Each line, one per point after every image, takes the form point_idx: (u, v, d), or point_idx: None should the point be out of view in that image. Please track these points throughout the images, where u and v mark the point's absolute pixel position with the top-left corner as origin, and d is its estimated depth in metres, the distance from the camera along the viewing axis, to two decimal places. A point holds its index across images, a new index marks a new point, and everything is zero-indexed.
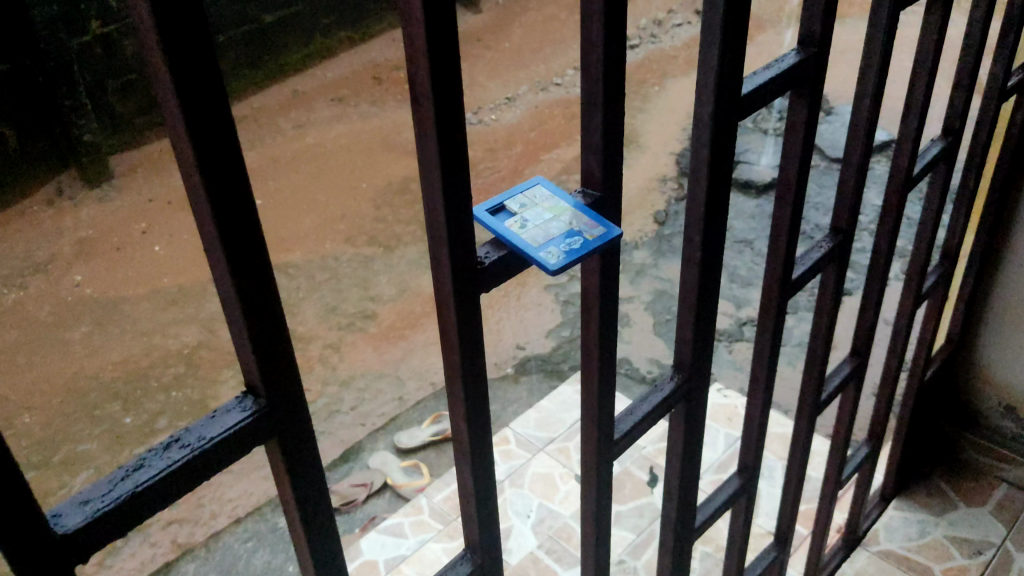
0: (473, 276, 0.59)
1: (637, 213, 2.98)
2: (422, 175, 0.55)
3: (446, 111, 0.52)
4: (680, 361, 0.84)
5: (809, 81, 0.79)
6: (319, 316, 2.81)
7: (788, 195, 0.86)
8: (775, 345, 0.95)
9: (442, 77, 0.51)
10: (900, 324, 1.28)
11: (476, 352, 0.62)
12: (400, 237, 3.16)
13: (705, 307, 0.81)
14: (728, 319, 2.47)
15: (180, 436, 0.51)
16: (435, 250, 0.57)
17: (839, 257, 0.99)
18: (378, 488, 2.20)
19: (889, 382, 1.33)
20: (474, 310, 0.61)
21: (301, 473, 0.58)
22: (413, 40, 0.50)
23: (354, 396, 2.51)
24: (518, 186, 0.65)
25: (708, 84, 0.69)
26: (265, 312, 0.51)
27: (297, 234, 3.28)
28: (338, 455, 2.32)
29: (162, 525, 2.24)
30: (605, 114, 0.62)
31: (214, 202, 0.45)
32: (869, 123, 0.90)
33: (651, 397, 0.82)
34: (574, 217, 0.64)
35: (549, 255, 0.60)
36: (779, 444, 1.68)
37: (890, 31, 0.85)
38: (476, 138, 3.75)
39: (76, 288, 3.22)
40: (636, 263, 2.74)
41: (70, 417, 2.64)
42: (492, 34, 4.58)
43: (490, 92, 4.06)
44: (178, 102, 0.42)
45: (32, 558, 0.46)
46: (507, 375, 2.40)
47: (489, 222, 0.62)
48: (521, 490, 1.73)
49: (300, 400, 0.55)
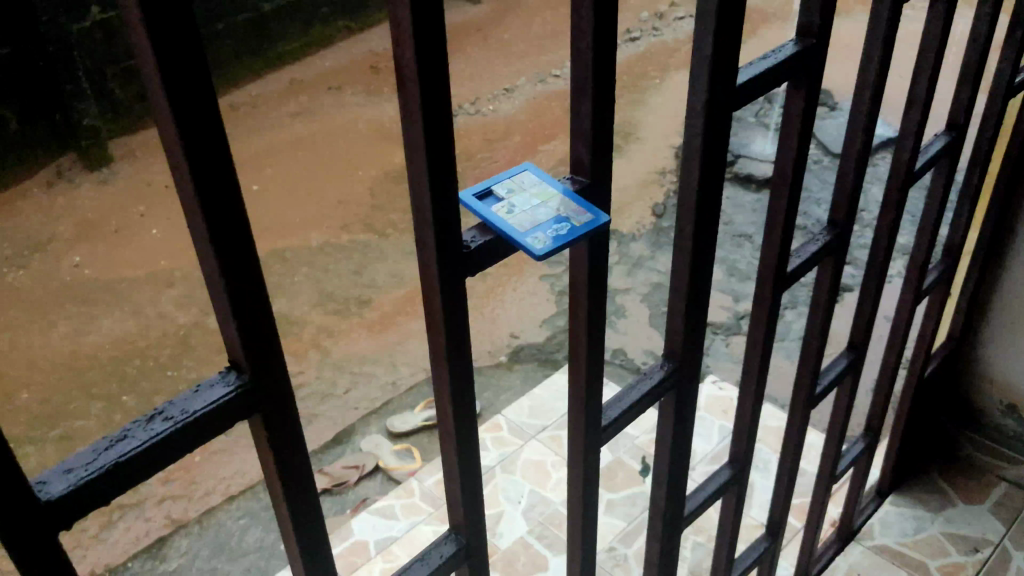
0: (458, 260, 0.60)
1: (635, 206, 2.97)
2: (409, 154, 0.55)
3: (431, 85, 0.52)
4: (670, 350, 0.83)
5: (806, 72, 0.78)
6: (315, 300, 2.81)
7: (783, 188, 0.85)
8: (769, 338, 0.95)
9: (428, 60, 0.51)
10: (899, 321, 1.27)
11: (461, 331, 0.63)
12: (396, 224, 3.16)
13: (696, 295, 0.81)
14: (724, 313, 2.47)
15: (164, 409, 0.51)
16: (421, 233, 0.58)
17: (837, 250, 0.98)
18: (370, 470, 2.17)
19: (886, 384, 1.33)
20: (461, 292, 0.61)
21: (286, 448, 0.58)
22: (399, 21, 0.50)
23: (347, 379, 2.50)
24: (505, 170, 0.66)
25: (701, 75, 0.69)
26: (247, 283, 0.51)
27: (294, 219, 3.28)
28: (329, 440, 2.31)
29: (157, 501, 2.23)
30: (594, 101, 0.62)
31: (193, 165, 0.45)
32: (870, 115, 0.89)
33: (641, 384, 0.82)
34: (563, 204, 0.65)
35: (535, 242, 0.61)
36: (773, 438, 1.67)
37: (891, 23, 0.84)
38: (474, 125, 3.74)
39: (74, 270, 3.21)
40: (633, 255, 2.74)
41: (65, 397, 2.63)
42: (492, 24, 4.57)
43: (488, 83, 4.05)
44: (157, 66, 0.42)
45: (17, 526, 0.46)
46: (500, 362, 2.39)
47: (476, 206, 0.63)
48: (512, 477, 1.72)
49: (283, 375, 0.55)
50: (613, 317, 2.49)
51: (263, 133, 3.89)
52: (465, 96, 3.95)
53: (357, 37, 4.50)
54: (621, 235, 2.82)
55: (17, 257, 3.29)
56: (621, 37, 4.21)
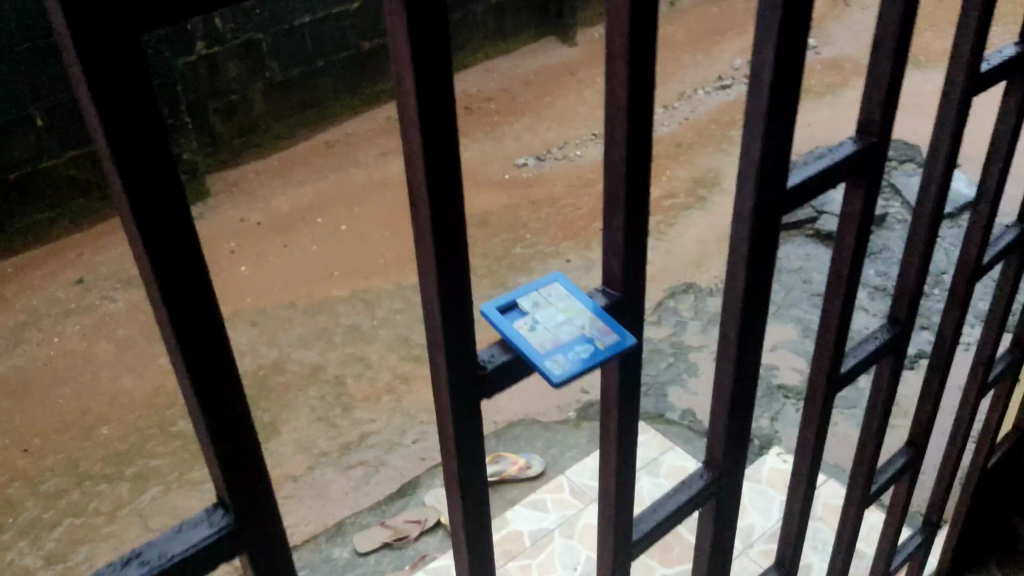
0: (469, 350, 0.61)
1: (714, 260, 2.93)
2: (416, 210, 0.54)
3: (434, 131, 0.51)
4: (710, 459, 0.85)
5: (870, 167, 0.79)
6: (391, 345, 2.81)
7: (839, 286, 0.86)
8: (818, 444, 0.96)
9: (429, 108, 0.50)
10: (962, 416, 1.26)
11: (467, 386, 0.62)
12: (476, 269, 3.14)
13: (738, 404, 0.82)
14: (797, 376, 2.43)
15: (142, 551, 0.57)
16: (434, 356, 0.61)
17: (896, 349, 1.00)
18: (432, 525, 2.14)
19: (943, 483, 1.32)
20: (466, 345, 0.60)
21: (263, 553, 0.63)
22: (401, 75, 0.49)
23: (418, 430, 2.49)
24: (535, 282, 0.67)
25: (749, 175, 0.70)
26: (193, 301, 0.50)
27: (377, 257, 3.27)
28: (395, 490, 2.30)
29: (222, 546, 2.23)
30: (626, 151, 0.61)
31: (129, 190, 0.45)
32: (932, 216, 0.93)
33: (679, 494, 0.84)
34: (594, 318, 0.66)
35: (554, 365, 0.62)
36: (828, 514, 1.72)
37: (959, 117, 0.88)
38: (561, 171, 3.70)
39: None
40: (711, 310, 2.70)
41: (143, 432, 2.60)
42: (586, 67, 4.52)
43: (577, 126, 4.01)
44: (92, 94, 0.42)
45: None
46: (569, 420, 2.34)
47: (500, 322, 0.64)
48: (572, 542, 1.68)
49: (268, 505, 0.61)
50: (685, 375, 2.45)
51: (353, 167, 3.84)
52: (553, 141, 3.92)
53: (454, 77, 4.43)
54: (697, 288, 2.79)
55: (110, 289, 3.23)
56: (712, 84, 4.15)
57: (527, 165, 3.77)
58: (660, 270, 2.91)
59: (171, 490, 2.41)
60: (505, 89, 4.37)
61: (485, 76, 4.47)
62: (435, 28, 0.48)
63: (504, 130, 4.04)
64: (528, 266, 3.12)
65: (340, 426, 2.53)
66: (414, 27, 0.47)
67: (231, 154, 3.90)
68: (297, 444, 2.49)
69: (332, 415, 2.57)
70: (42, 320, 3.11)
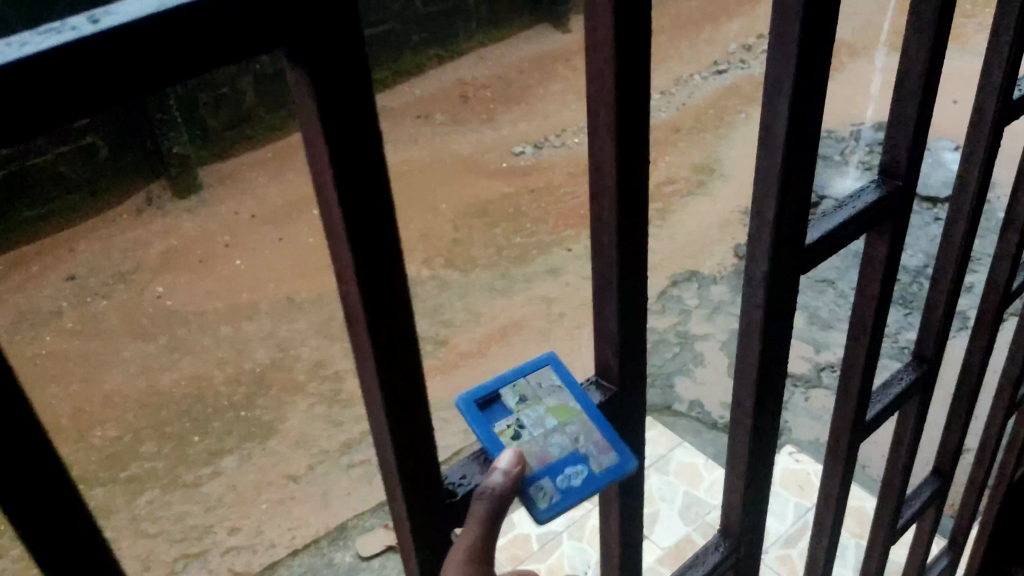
0: (436, 479, 0.54)
1: (715, 247, 2.88)
2: (341, 293, 0.45)
3: (360, 205, 0.42)
4: (728, 528, 0.86)
5: (895, 213, 0.78)
6: None
7: (862, 339, 0.86)
8: (840, 500, 0.96)
9: (353, 186, 0.41)
10: (990, 436, 1.34)
11: (429, 494, 0.54)
12: (477, 260, 3.09)
13: (755, 472, 0.82)
14: (805, 363, 2.43)
15: None
16: (393, 496, 0.54)
17: (922, 389, 1.02)
18: None
19: (967, 507, 1.41)
20: (427, 440, 0.52)
21: None
22: (313, 153, 0.40)
23: None
24: (524, 365, 0.64)
25: (763, 235, 0.68)
26: (36, 471, 0.37)
27: None
28: None
29: (220, 552, 2.17)
30: (618, 197, 0.56)
31: None
32: (960, 250, 0.96)
33: (701, 562, 0.84)
34: (585, 428, 0.63)
35: (539, 499, 0.59)
36: (854, 523, 1.74)
37: (989, 149, 0.89)
38: (560, 160, 3.64)
39: (159, 300, 3.07)
40: (712, 299, 2.64)
41: (137, 435, 2.54)
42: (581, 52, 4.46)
43: (572, 114, 3.96)
44: None
45: None
46: None
47: (478, 425, 0.60)
48: (580, 543, 1.65)
49: None
50: (690, 365, 2.41)
51: None
52: (551, 128, 3.86)
53: (447, 65, 4.37)
54: (700, 277, 2.74)
55: (102, 286, 3.16)
56: (707, 70, 4.08)
57: (524, 153, 3.70)
58: (662, 258, 2.87)
59: (166, 495, 2.35)
60: (498, 77, 4.31)
61: (480, 63, 4.41)
62: (349, 90, 0.39)
63: (500, 118, 3.99)
64: (529, 258, 3.07)
65: (341, 425, 2.47)
66: (321, 91, 0.38)
67: (222, 147, 3.83)
68: (295, 445, 2.44)
69: (329, 414, 2.51)
70: (35, 320, 3.03)
